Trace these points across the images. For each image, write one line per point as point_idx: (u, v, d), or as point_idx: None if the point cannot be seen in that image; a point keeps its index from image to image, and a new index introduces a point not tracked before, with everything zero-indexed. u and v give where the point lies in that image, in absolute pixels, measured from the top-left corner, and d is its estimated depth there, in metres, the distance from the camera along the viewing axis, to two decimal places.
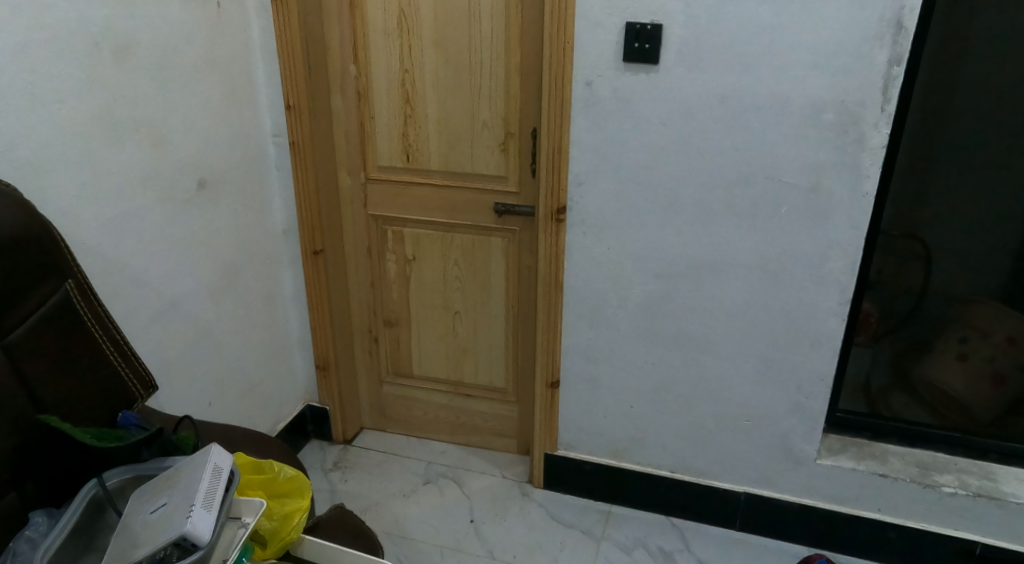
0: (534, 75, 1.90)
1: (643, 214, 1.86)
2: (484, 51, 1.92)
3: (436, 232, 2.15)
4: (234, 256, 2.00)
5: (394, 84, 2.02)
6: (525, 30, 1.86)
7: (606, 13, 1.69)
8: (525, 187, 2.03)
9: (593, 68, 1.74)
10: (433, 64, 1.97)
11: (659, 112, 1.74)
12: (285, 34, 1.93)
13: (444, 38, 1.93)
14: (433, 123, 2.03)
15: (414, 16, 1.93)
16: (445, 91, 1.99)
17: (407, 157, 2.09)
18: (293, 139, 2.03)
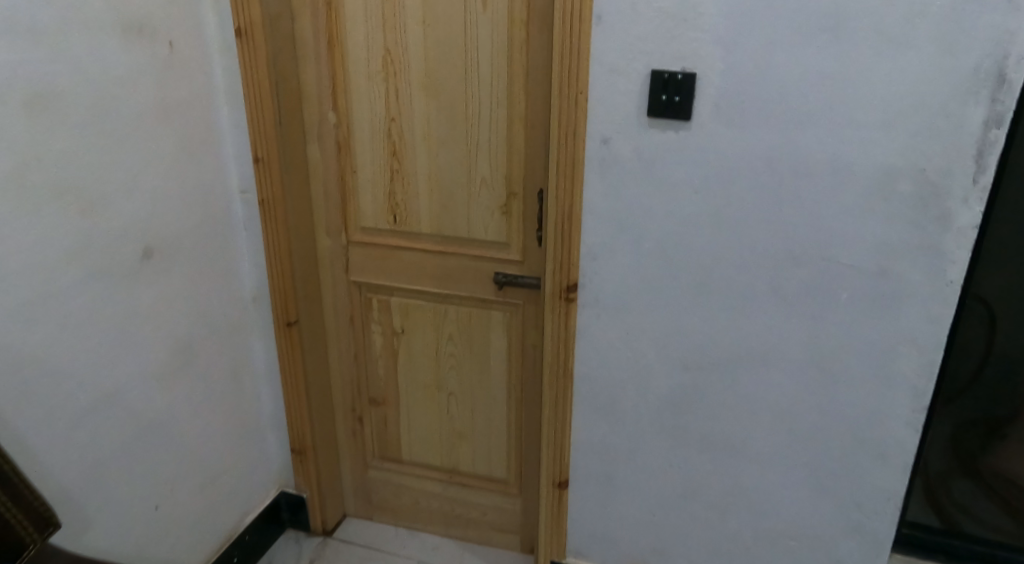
0: (541, 126, 1.61)
1: (669, 293, 1.55)
2: (483, 100, 1.63)
3: (428, 302, 1.86)
4: (191, 333, 1.72)
5: (379, 134, 1.73)
6: (532, 74, 1.58)
7: (627, 59, 1.40)
8: (530, 255, 1.74)
9: (611, 121, 1.45)
10: (423, 112, 1.68)
11: (689, 177, 1.44)
12: (251, 76, 1.66)
13: (435, 83, 1.65)
14: (424, 179, 1.74)
15: (401, 56, 1.65)
16: (438, 143, 1.70)
17: (395, 218, 1.80)
18: (263, 196, 1.76)
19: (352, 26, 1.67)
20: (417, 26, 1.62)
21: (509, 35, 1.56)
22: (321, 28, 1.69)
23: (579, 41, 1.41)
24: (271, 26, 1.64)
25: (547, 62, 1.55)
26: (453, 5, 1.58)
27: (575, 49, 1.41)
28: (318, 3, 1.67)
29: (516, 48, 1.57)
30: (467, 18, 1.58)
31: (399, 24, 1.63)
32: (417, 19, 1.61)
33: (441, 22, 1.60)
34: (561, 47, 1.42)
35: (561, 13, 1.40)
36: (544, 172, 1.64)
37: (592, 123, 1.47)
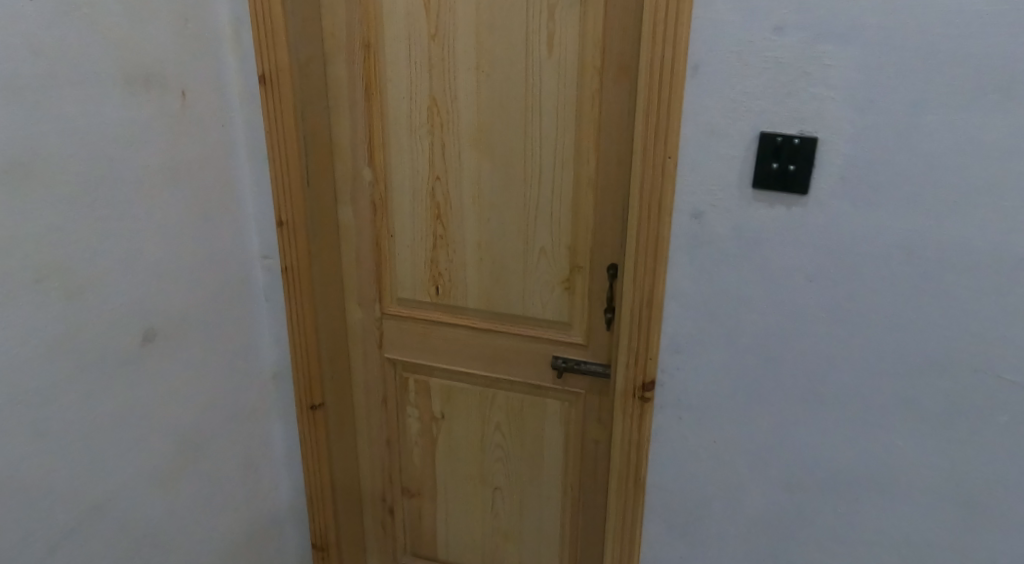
0: (615, 191, 1.35)
1: (768, 398, 1.27)
2: (546, 158, 1.38)
3: (473, 385, 1.61)
4: (200, 423, 1.49)
5: (422, 194, 1.49)
6: (605, 131, 1.32)
7: (728, 118, 1.14)
8: (595, 339, 1.47)
9: (705, 191, 1.19)
10: (474, 171, 1.44)
11: (801, 262, 1.17)
12: (276, 129, 1.44)
13: (489, 138, 1.41)
14: (472, 247, 1.49)
15: (449, 106, 1.41)
16: (490, 207, 1.45)
17: (438, 289, 1.55)
18: (286, 264, 1.53)
19: (393, 71, 1.44)
20: (469, 72, 1.38)
21: (578, 83, 1.32)
22: (357, 73, 1.46)
23: (669, 95, 1.15)
24: (299, 72, 1.42)
25: (624, 116, 1.30)
26: (512, 49, 1.34)
27: (664, 106, 1.16)
28: (354, 45, 1.44)
29: (586, 100, 1.32)
30: (529, 64, 1.34)
31: (448, 70, 1.39)
32: (469, 65, 1.38)
33: (497, 68, 1.36)
34: (645, 103, 1.16)
35: (647, 63, 1.14)
36: (617, 244, 1.38)
37: (681, 192, 1.20)
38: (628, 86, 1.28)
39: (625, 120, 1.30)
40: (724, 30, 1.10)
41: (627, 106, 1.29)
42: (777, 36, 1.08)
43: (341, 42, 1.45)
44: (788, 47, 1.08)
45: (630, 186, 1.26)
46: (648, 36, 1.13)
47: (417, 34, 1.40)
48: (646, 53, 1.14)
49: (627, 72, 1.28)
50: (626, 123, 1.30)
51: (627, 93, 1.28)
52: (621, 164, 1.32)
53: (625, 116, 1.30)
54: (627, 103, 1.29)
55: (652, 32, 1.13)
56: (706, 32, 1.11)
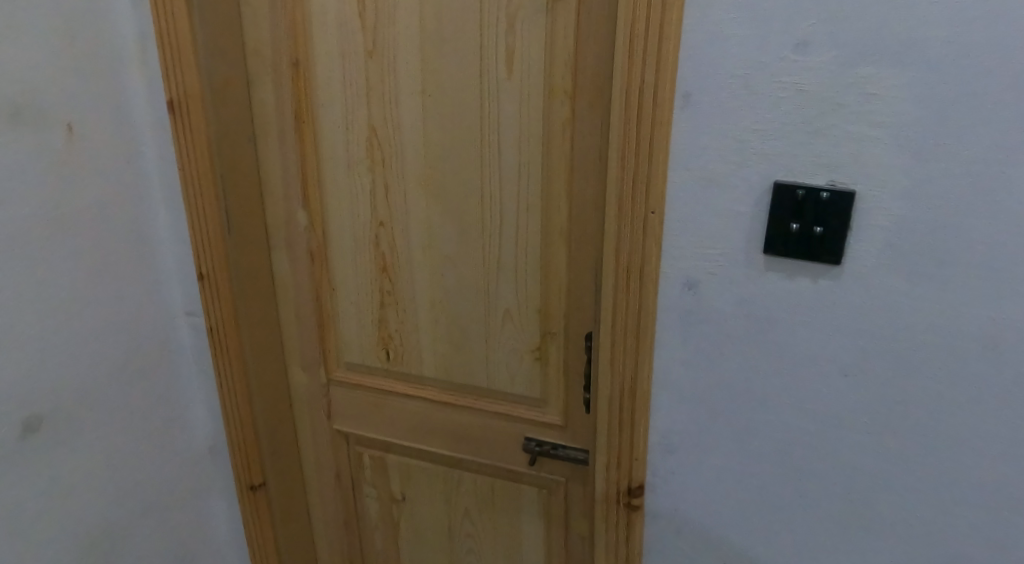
0: (591, 247, 1.07)
1: (793, 523, 0.97)
2: (507, 204, 1.10)
3: (436, 465, 1.35)
4: (109, 516, 1.24)
5: (365, 243, 1.23)
6: (577, 172, 1.04)
7: (731, 162, 0.85)
8: (575, 421, 1.20)
9: (704, 256, 0.90)
10: (422, 219, 1.17)
11: (833, 353, 0.87)
12: (186, 165, 1.17)
13: (438, 178, 1.13)
14: (426, 307, 1.23)
15: (391, 140, 1.14)
16: (444, 261, 1.18)
17: (390, 354, 1.30)
18: (211, 324, 1.28)
19: (325, 94, 1.16)
20: (414, 98, 1.10)
21: (545, 113, 1.04)
22: (286, 98, 1.19)
23: (651, 133, 0.86)
24: (212, 98, 1.15)
25: (599, 154, 1.02)
26: (463, 70, 1.06)
27: (645, 147, 0.87)
28: (280, 65, 1.18)
29: (554, 134, 1.04)
30: (484, 88, 1.06)
31: (390, 95, 1.12)
32: (414, 89, 1.10)
33: (447, 93, 1.08)
34: (619, 142, 0.88)
35: (620, 91, 0.86)
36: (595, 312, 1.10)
37: (671, 257, 0.91)
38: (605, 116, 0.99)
39: (601, 159, 1.02)
40: (725, 45, 0.81)
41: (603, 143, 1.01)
42: (797, 53, 0.79)
43: (266, 61, 1.18)
44: (812, 68, 0.79)
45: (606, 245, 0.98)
46: (623, 56, 0.85)
47: (352, 50, 1.12)
48: (620, 78, 0.86)
49: (602, 98, 0.99)
50: (603, 163, 1.02)
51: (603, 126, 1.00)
52: (598, 214, 1.04)
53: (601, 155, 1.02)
54: (603, 138, 1.01)
55: (627, 50, 0.85)
56: (700, 49, 0.83)
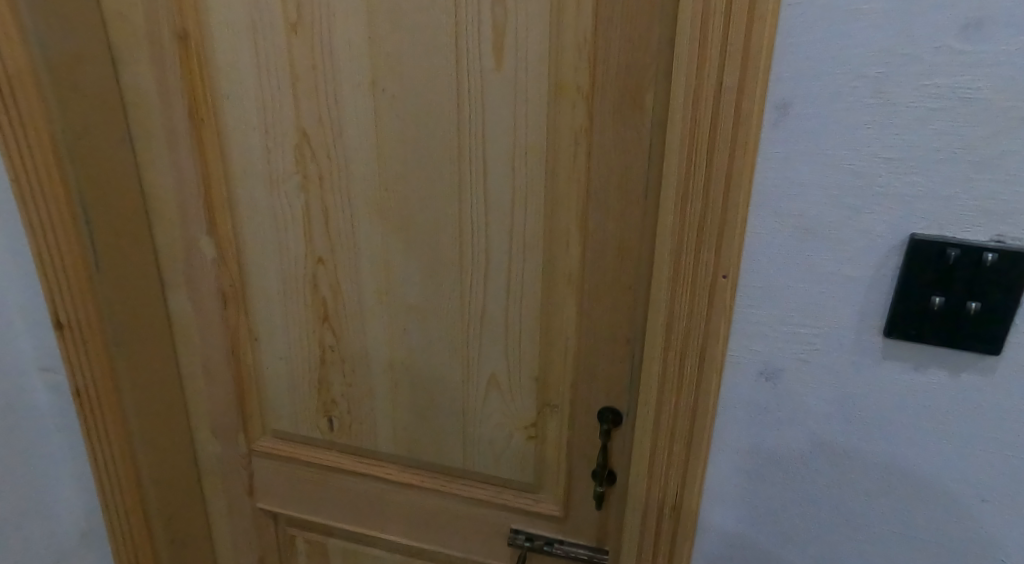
0: (610, 301, 0.80)
1: None
2: (495, 241, 0.82)
3: (392, 556, 1.07)
4: None
5: (303, 286, 0.91)
6: (594, 203, 0.76)
7: (851, 208, 0.56)
8: (577, 512, 0.93)
9: (797, 339, 0.62)
10: (377, 256, 0.87)
11: (977, 478, 0.61)
12: (23, 172, 0.80)
13: (399, 204, 0.83)
14: (381, 368, 0.94)
15: (330, 150, 0.82)
16: (407, 311, 0.89)
17: (333, 423, 1.00)
18: (77, 387, 0.92)
19: (229, 81, 0.82)
20: (363, 94, 0.78)
21: (550, 118, 0.74)
22: (173, 88, 0.84)
23: (728, 165, 0.57)
24: (58, 81, 0.79)
25: (627, 180, 0.74)
26: (432, 58, 0.75)
27: (718, 184, 0.58)
28: (161, 39, 0.82)
29: (565, 150, 0.75)
30: (463, 83, 0.75)
31: (329, 88, 0.79)
32: (362, 81, 0.78)
33: (409, 89, 0.77)
34: (678, 177, 0.60)
35: (678, 102, 0.58)
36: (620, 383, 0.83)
37: (744, 338, 0.63)
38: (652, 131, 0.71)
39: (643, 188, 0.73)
40: (851, 28, 0.52)
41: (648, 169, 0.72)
42: (964, 41, 0.50)
43: (140, 34, 0.82)
44: (990, 64, 0.50)
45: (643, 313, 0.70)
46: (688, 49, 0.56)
47: (270, 23, 0.78)
48: (681, 82, 0.57)
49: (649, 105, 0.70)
50: (637, 193, 0.74)
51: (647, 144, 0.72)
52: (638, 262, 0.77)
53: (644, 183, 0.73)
54: (644, 158, 0.72)
55: (693, 37, 0.55)
56: (808, 32, 0.53)
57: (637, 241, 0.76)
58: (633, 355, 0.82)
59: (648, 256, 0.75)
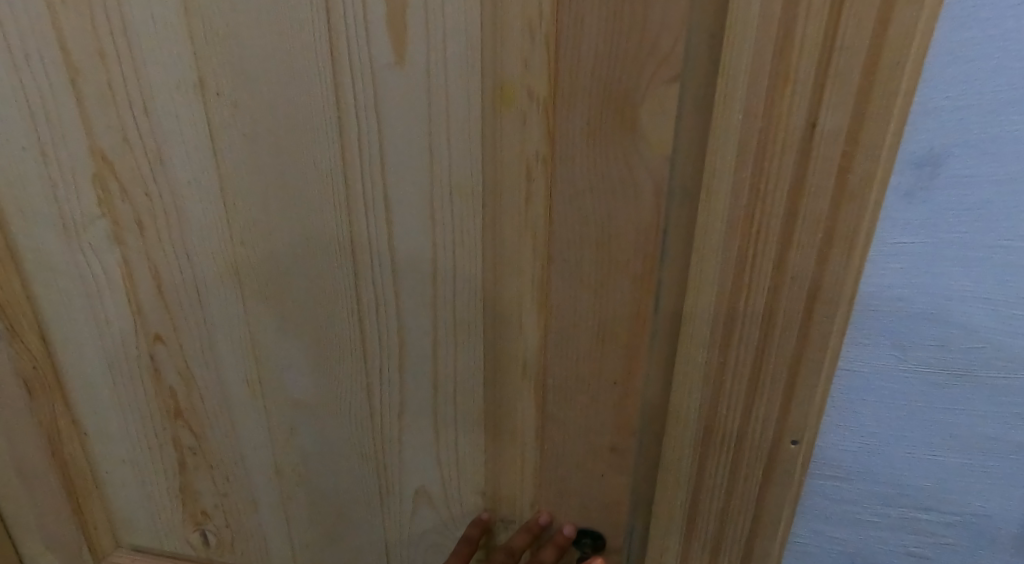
0: (584, 404, 0.53)
1: None
2: (411, 318, 0.54)
3: None
4: None
5: (143, 371, 0.63)
6: (560, 264, 0.48)
7: (990, 299, 0.44)
8: None
9: (892, 457, 0.50)
10: (238, 335, 0.58)
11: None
12: None
13: (262, 262, 0.54)
14: (266, 479, 0.67)
15: (146, 183, 0.53)
16: (292, 407, 0.61)
17: (208, 538, 0.73)
18: None
19: None
20: (185, 99, 0.49)
21: (489, 142, 0.46)
22: None
23: (796, 250, 0.43)
24: None
25: (609, 237, 0.46)
26: (291, 43, 0.45)
27: (801, 281, 0.44)
28: None
29: (513, 186, 0.47)
30: (344, 81, 0.46)
31: (131, 91, 0.49)
32: (182, 79, 0.48)
33: (259, 91, 0.47)
34: (720, 264, 0.45)
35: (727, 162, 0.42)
36: (607, 508, 0.57)
37: (822, 454, 0.51)
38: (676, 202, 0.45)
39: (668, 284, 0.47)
40: (1010, 67, 0.39)
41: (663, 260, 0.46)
42: None
43: None
44: None
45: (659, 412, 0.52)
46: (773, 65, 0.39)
47: None
48: (736, 119, 0.40)
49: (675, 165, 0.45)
50: (629, 259, 0.46)
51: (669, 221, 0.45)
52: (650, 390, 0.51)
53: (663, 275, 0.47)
54: (641, 208, 0.45)
55: (757, 51, 0.39)
56: (968, 45, 0.38)
57: (626, 322, 0.49)
58: (631, 474, 0.55)
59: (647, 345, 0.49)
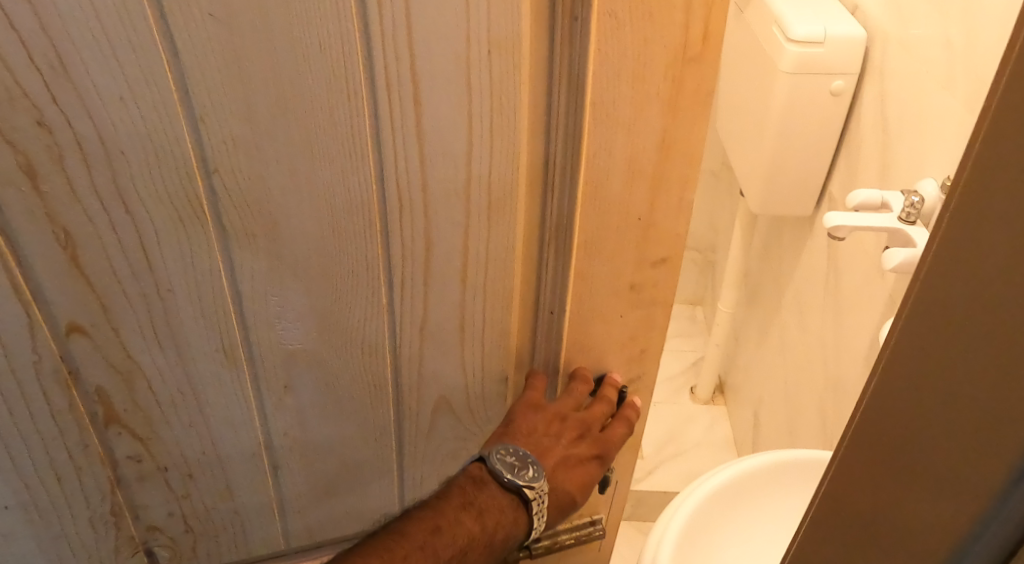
0: (610, 250, 0.52)
1: None
2: (440, 212, 0.46)
3: None
4: None
5: (44, 383, 0.44)
6: (598, 111, 0.45)
7: None
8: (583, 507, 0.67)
9: None
10: (211, 294, 0.44)
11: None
12: None
13: (244, 192, 0.41)
14: (245, 458, 0.54)
15: (36, 108, 0.35)
16: (287, 361, 0.49)
17: (158, 555, 0.57)
18: None
19: None
20: None
21: None
22: None
23: None
24: None
25: (645, 68, 0.44)
26: None
27: None
28: None
29: (548, 31, 0.42)
30: None
31: None
32: None
33: None
34: None
35: None
36: (630, 345, 0.57)
37: None
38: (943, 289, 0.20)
39: (937, 476, 0.21)
40: None
41: (897, 363, 0.22)
42: None
43: None
44: None
45: (673, 234, 0.53)
46: None
47: None
48: None
49: (961, 211, 0.19)
50: (659, 87, 0.45)
51: (976, 358, 0.19)
52: None
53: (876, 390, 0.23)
54: (671, 29, 0.43)
55: None
56: None
57: (651, 153, 0.48)
58: (649, 303, 0.56)
59: (672, 169, 0.49)
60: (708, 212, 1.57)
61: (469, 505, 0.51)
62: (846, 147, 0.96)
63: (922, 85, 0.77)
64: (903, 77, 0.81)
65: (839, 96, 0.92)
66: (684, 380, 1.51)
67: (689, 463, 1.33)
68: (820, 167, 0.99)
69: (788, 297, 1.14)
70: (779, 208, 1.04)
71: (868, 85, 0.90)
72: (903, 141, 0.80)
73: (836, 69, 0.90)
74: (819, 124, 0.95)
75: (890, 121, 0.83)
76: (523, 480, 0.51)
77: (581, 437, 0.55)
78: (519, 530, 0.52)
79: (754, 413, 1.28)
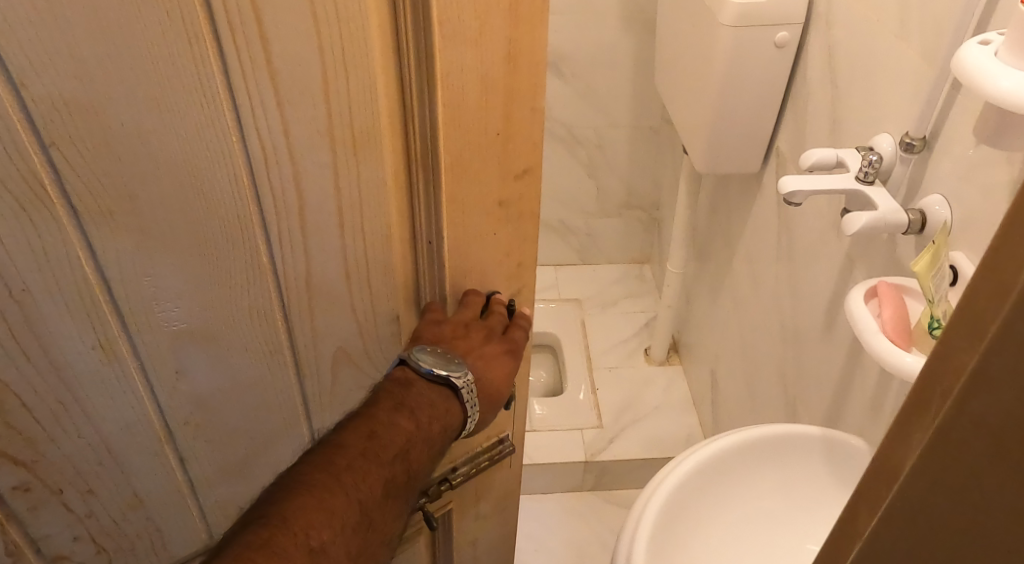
0: (478, 168, 0.49)
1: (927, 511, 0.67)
2: (308, 157, 0.44)
3: None
4: None
5: None
6: (447, 29, 0.42)
7: None
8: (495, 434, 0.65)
9: None
10: (74, 281, 0.40)
11: (909, 331, 0.62)
12: None
13: (90, 163, 0.37)
14: (148, 457, 0.50)
15: None
16: (173, 341, 0.46)
17: None
18: None
19: None
20: None
21: None
22: None
23: None
24: None
25: None
26: None
27: None
28: None
29: None
30: None
31: None
32: None
33: None
34: None
35: None
36: (510, 263, 0.55)
37: None
38: (959, 443, 0.21)
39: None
40: None
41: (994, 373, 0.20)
42: None
43: None
44: None
45: (533, 145, 0.50)
46: None
47: None
48: None
49: None
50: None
51: None
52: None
53: (905, 483, 0.23)
54: None
55: None
56: None
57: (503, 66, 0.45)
58: (524, 221, 0.54)
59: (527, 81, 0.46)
60: (650, 168, 1.73)
61: (400, 405, 0.51)
62: (790, 99, 1.04)
63: (867, 31, 0.81)
64: (846, 24, 0.86)
65: (783, 47, 0.99)
66: (637, 344, 1.68)
67: (646, 429, 1.47)
68: (763, 117, 1.07)
69: (733, 253, 1.28)
70: (720, 163, 1.14)
71: (811, 36, 0.96)
72: (848, 90, 0.86)
73: (778, 19, 0.96)
74: (763, 79, 1.02)
75: (837, 72, 0.89)
76: (452, 372, 0.52)
77: (490, 334, 0.55)
78: (455, 418, 0.54)
79: (710, 370, 1.43)
